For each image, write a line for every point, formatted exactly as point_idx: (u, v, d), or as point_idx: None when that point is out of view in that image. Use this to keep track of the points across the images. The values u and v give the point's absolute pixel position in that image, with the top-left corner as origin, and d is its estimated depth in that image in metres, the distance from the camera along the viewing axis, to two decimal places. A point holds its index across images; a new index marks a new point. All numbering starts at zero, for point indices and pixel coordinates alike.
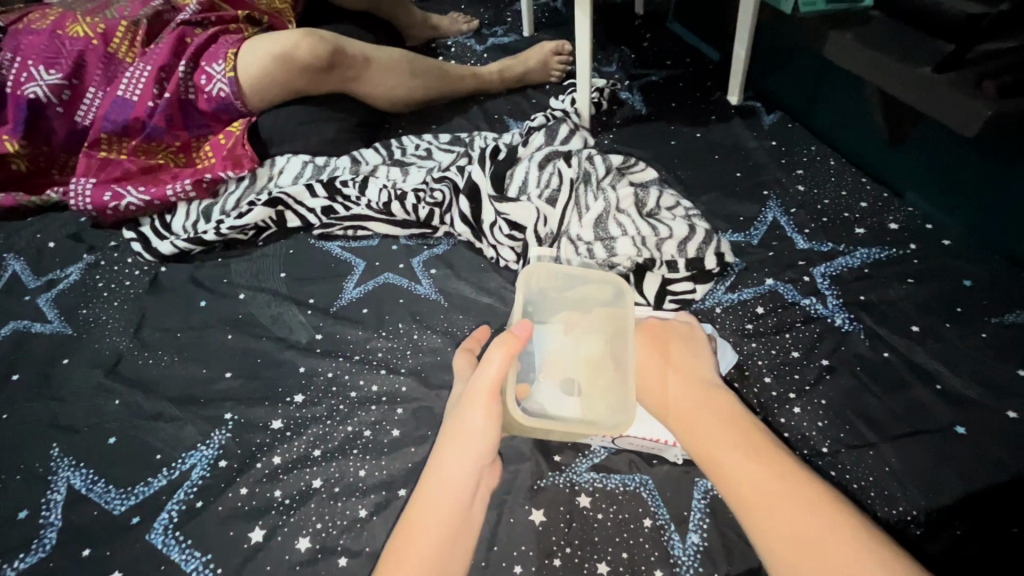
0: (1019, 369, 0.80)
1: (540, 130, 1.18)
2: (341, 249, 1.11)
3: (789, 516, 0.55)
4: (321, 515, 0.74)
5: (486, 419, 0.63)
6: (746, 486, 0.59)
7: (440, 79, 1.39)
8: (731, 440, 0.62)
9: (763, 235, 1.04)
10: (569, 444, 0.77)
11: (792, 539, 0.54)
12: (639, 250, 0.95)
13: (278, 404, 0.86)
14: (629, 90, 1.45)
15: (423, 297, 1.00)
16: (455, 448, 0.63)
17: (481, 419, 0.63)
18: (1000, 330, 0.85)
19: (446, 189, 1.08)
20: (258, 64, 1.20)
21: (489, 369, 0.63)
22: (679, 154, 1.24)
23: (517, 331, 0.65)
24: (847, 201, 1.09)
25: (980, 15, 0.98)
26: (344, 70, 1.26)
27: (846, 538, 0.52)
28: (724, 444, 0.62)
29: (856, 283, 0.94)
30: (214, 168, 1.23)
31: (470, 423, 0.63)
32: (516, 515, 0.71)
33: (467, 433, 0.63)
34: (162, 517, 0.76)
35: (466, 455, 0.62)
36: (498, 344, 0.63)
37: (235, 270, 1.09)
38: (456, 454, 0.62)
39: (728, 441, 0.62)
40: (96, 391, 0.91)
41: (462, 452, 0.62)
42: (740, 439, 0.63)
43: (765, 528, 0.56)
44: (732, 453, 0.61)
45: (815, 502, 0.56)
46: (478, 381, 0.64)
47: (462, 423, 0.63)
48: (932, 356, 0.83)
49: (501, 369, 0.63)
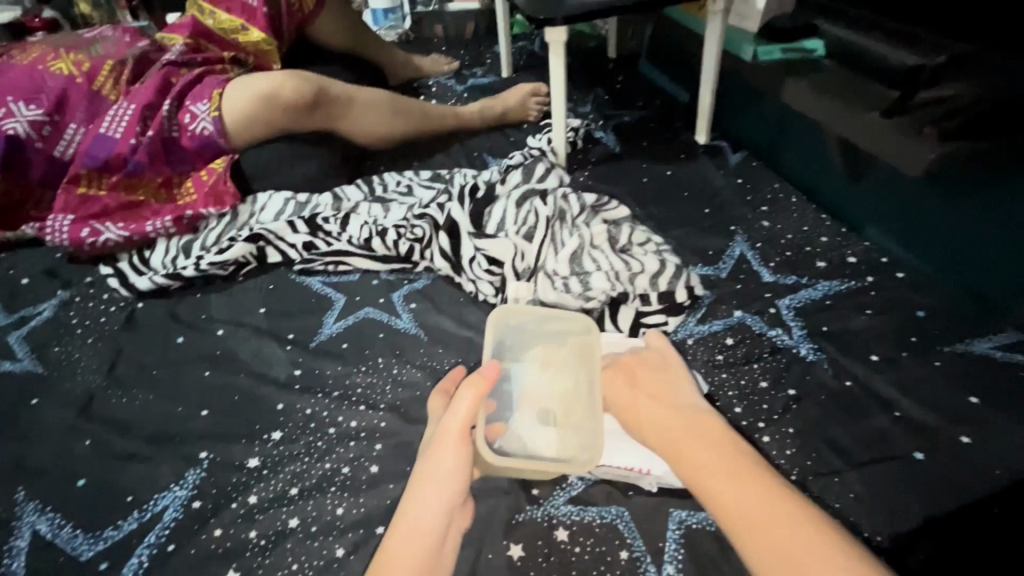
0: (971, 395, 0.85)
1: (518, 168, 1.23)
2: (321, 284, 1.12)
3: (774, 528, 0.56)
4: (297, 555, 0.73)
5: (456, 461, 0.65)
6: (730, 501, 0.59)
7: (422, 119, 1.43)
8: (712, 456, 0.63)
9: (731, 269, 1.09)
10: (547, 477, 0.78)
11: (781, 555, 0.54)
12: (612, 285, 0.98)
13: (255, 442, 0.86)
14: (603, 129, 1.52)
15: (403, 331, 1.01)
16: (426, 490, 0.64)
17: (451, 460, 0.65)
18: (952, 359, 0.90)
19: (427, 225, 1.11)
20: (243, 104, 1.23)
21: (458, 412, 0.66)
22: (651, 191, 1.30)
23: (487, 371, 0.68)
24: (809, 236, 1.15)
25: (918, 68, 1.09)
26: (328, 110, 1.30)
27: (831, 549, 0.53)
28: (709, 458, 0.63)
29: (819, 314, 0.98)
30: (195, 205, 1.24)
31: (440, 464, 0.65)
32: (494, 551, 0.71)
33: (438, 474, 0.64)
34: (132, 562, 0.74)
35: (437, 496, 0.63)
36: (468, 386, 0.67)
37: (214, 306, 1.09)
38: (428, 495, 0.63)
39: (711, 455, 0.63)
40: (66, 432, 0.90)
41: (432, 494, 0.63)
42: (721, 454, 0.63)
43: (752, 543, 0.56)
44: (715, 468, 0.62)
45: (797, 514, 0.56)
46: (448, 423, 0.66)
47: (433, 465, 0.65)
48: (891, 384, 0.87)
49: (470, 411, 0.66)
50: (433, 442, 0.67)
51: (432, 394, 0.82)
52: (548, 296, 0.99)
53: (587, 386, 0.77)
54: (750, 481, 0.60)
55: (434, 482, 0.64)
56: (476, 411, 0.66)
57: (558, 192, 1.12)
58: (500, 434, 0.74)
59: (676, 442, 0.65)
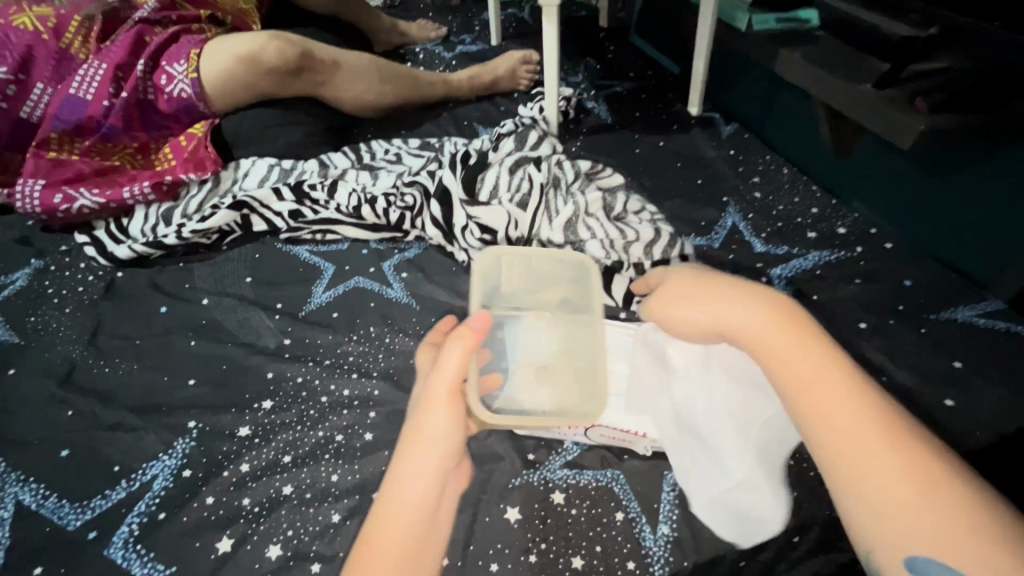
0: (954, 361, 0.87)
1: (510, 136, 1.20)
2: (309, 253, 1.09)
3: (900, 496, 0.48)
4: (292, 521, 0.73)
5: (444, 420, 0.62)
6: (859, 459, 0.50)
7: (411, 85, 1.39)
8: (839, 395, 0.53)
9: (724, 239, 1.09)
10: (543, 443, 0.78)
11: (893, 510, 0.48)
12: (606, 254, 0.98)
13: (244, 411, 0.84)
14: (595, 99, 1.49)
15: (394, 300, 0.99)
16: (413, 452, 0.61)
17: (443, 419, 0.62)
18: (937, 326, 0.92)
19: (417, 193, 1.08)
20: (223, 66, 1.18)
21: (449, 366, 0.63)
22: (643, 162, 1.29)
23: (476, 320, 0.66)
24: (800, 207, 1.16)
25: (912, 39, 1.07)
26: (313, 75, 1.25)
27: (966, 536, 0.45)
28: (850, 400, 0.52)
29: (809, 283, 0.99)
30: (175, 170, 1.19)
31: (427, 423, 0.62)
32: (491, 514, 0.72)
33: (425, 435, 0.61)
34: (122, 531, 0.73)
35: (423, 458, 0.61)
36: (456, 339, 0.64)
37: (198, 275, 1.06)
38: (417, 454, 0.61)
39: (854, 401, 0.52)
40: (47, 402, 0.87)
41: (423, 455, 0.61)
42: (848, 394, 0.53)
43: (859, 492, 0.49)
44: (859, 416, 0.51)
45: (953, 496, 0.47)
46: (436, 381, 0.63)
47: (419, 426, 0.62)
48: (877, 351, 0.89)
49: (458, 366, 0.63)
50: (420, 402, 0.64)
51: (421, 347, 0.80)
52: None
53: (585, 340, 0.77)
54: (889, 439, 0.50)
55: (420, 444, 0.61)
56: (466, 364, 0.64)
57: (551, 161, 1.10)
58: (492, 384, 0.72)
59: (815, 378, 0.54)
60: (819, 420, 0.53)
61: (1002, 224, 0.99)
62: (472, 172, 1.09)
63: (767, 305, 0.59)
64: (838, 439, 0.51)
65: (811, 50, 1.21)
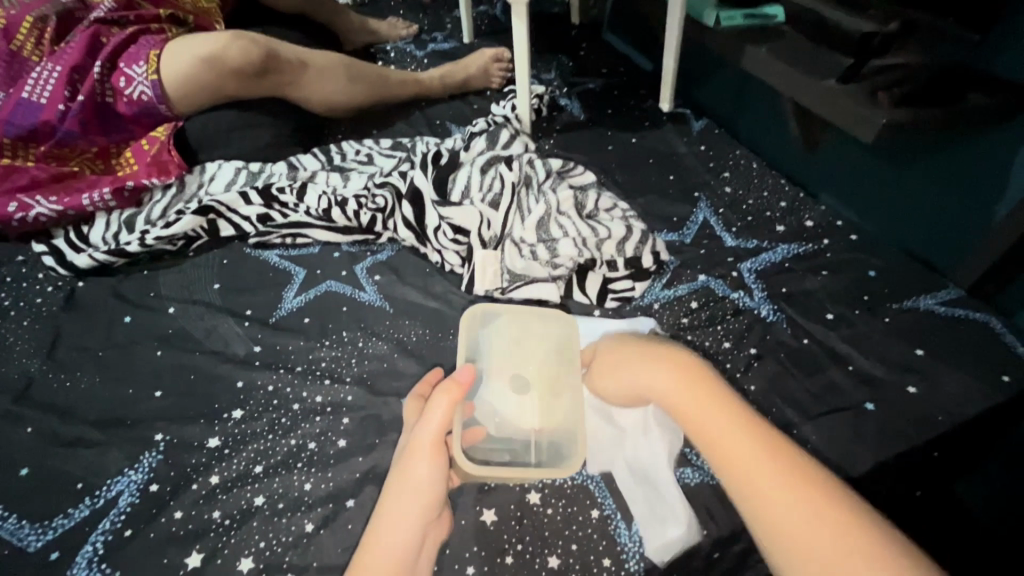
0: (917, 348, 0.89)
1: (482, 134, 1.19)
2: (279, 258, 1.07)
3: (809, 540, 0.52)
4: (264, 532, 0.72)
5: (428, 468, 0.63)
6: (772, 510, 0.55)
7: (381, 83, 1.37)
8: (744, 446, 0.59)
9: (695, 235, 1.10)
10: None
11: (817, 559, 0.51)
12: (579, 253, 0.98)
13: (213, 421, 0.82)
14: (568, 96, 1.49)
15: (367, 304, 0.98)
16: (398, 493, 0.63)
17: (426, 470, 0.63)
18: (900, 315, 0.94)
19: (388, 194, 1.07)
20: (184, 66, 1.15)
21: (431, 422, 0.64)
22: (616, 159, 1.29)
23: (459, 377, 0.67)
24: (768, 200, 1.18)
25: (871, 35, 1.05)
26: (279, 74, 1.22)
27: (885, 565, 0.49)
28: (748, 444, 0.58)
29: (778, 276, 1.01)
30: (137, 176, 1.15)
31: (413, 469, 0.63)
32: (466, 517, 0.72)
33: (412, 478, 0.63)
34: (86, 550, 0.70)
35: (408, 502, 0.62)
36: (440, 392, 0.65)
37: (163, 283, 1.03)
38: (401, 504, 0.62)
39: (749, 445, 0.58)
40: (4, 420, 0.84)
41: (406, 505, 0.62)
42: (752, 444, 0.59)
43: (782, 544, 0.53)
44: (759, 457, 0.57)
45: (853, 526, 0.52)
46: (423, 428, 0.65)
47: (406, 469, 0.64)
48: (844, 341, 0.91)
49: (442, 417, 0.64)
50: (406, 449, 0.66)
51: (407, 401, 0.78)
52: (515, 266, 0.98)
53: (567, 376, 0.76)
54: (795, 483, 0.55)
55: (406, 488, 0.63)
56: (450, 417, 0.65)
57: (523, 159, 1.09)
58: (476, 438, 0.70)
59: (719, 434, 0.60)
60: (736, 478, 0.58)
61: (965, 212, 1.03)
62: (443, 172, 1.08)
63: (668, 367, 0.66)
64: (742, 484, 0.57)
65: (778, 45, 1.23)
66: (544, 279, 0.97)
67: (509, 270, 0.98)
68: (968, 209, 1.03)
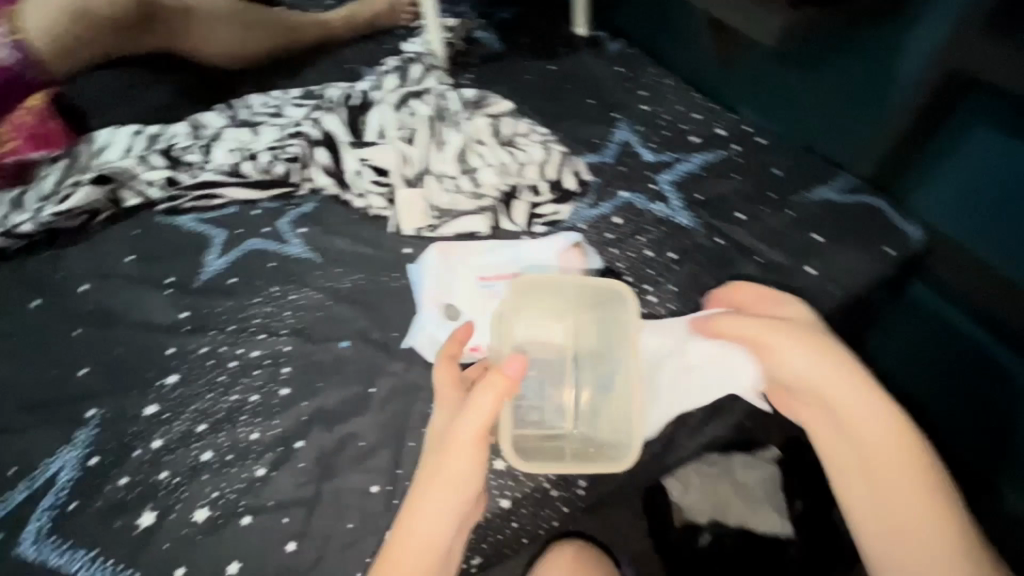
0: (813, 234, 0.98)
1: (392, 71, 1.16)
2: (195, 223, 1.00)
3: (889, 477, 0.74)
4: (215, 484, 0.76)
5: (466, 469, 0.67)
6: (865, 442, 0.75)
7: (284, 32, 1.21)
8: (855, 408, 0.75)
9: (615, 154, 1.12)
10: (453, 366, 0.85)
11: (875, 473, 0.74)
12: (503, 184, 1.00)
13: (147, 390, 0.81)
14: (484, 28, 1.41)
15: (296, 256, 0.95)
16: (430, 487, 0.67)
17: (470, 466, 0.67)
18: (807, 208, 1.01)
19: (302, 143, 1.03)
20: (47, 18, 1.07)
21: (481, 413, 0.66)
22: (534, 88, 1.28)
23: (511, 368, 0.66)
24: (684, 114, 1.20)
25: None
26: (159, 22, 1.13)
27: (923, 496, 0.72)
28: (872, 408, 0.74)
29: (694, 184, 1.06)
30: (19, 149, 1.05)
31: (455, 464, 0.66)
32: (414, 439, 0.79)
33: (444, 472, 0.67)
34: (32, 527, 0.74)
35: (446, 494, 0.67)
36: (485, 388, 0.66)
37: (71, 262, 0.96)
38: (438, 499, 0.67)
39: (875, 405, 0.74)
40: None
41: (444, 500, 0.67)
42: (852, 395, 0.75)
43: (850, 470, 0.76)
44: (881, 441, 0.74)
45: (919, 461, 0.73)
46: (458, 428, 0.66)
47: (444, 455, 0.67)
48: (754, 237, 0.98)
49: (487, 414, 0.66)
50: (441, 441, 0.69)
51: (437, 362, 0.78)
52: (444, 202, 0.99)
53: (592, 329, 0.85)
54: (897, 432, 0.74)
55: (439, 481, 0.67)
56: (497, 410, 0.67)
57: (437, 98, 1.09)
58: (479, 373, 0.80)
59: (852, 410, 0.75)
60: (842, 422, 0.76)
61: (862, 101, 1.05)
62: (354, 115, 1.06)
63: (796, 339, 0.78)
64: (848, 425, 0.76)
65: None
66: (474, 215, 0.98)
67: (438, 207, 0.99)
68: (859, 96, 1.05)
